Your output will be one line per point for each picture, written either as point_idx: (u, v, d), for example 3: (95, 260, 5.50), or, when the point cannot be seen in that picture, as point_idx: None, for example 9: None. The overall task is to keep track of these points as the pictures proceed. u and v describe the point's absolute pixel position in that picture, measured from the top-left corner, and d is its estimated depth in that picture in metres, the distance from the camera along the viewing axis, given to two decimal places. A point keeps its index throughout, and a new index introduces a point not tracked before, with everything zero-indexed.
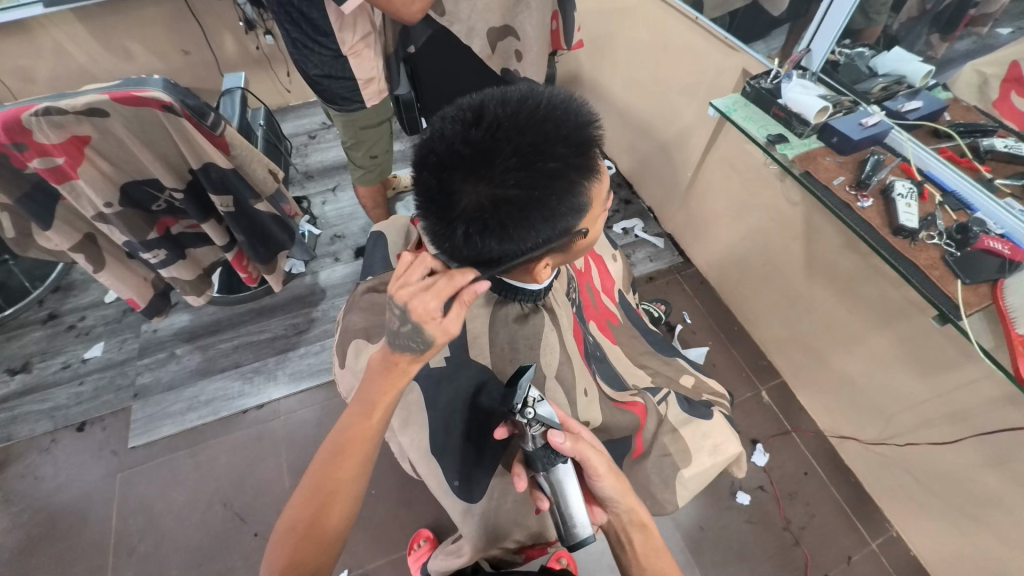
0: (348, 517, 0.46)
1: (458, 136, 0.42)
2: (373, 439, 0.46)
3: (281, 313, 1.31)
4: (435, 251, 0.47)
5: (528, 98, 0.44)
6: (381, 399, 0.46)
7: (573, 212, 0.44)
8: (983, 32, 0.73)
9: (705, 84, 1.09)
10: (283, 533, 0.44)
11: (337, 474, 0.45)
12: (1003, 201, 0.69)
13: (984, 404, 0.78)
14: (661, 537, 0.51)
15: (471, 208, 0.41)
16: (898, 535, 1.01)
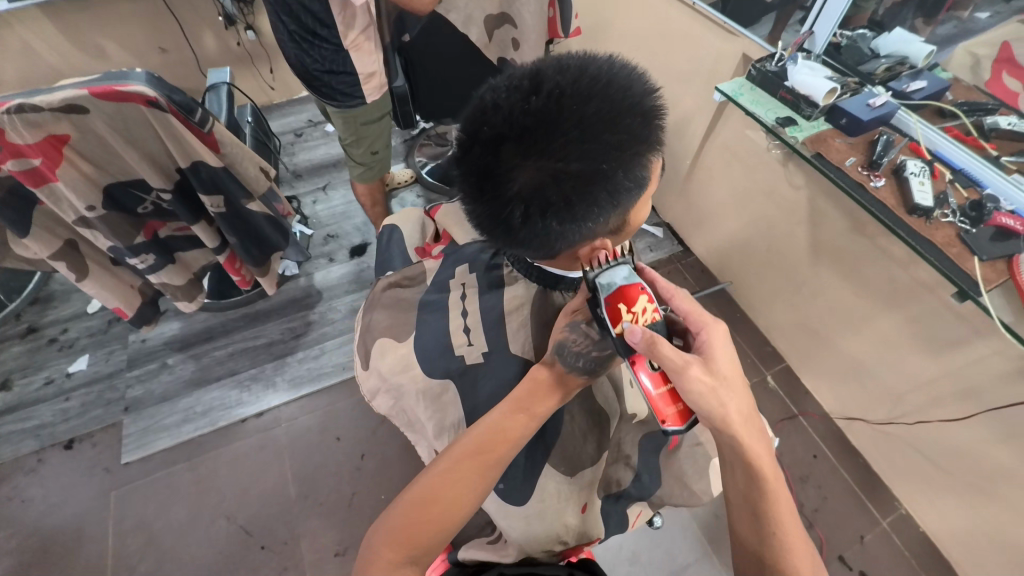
0: (466, 511, 0.47)
1: (516, 108, 0.40)
2: (515, 443, 0.49)
3: (277, 317, 1.27)
4: (485, 234, 0.45)
5: (585, 67, 0.42)
6: (529, 408, 0.50)
7: (635, 186, 0.42)
8: (964, 17, 0.71)
9: (704, 71, 1.08)
10: (408, 506, 0.46)
11: (473, 464, 0.47)
12: (1012, 176, 0.68)
13: (995, 379, 0.79)
14: (776, 490, 0.45)
15: (532, 185, 0.39)
16: (908, 514, 1.02)
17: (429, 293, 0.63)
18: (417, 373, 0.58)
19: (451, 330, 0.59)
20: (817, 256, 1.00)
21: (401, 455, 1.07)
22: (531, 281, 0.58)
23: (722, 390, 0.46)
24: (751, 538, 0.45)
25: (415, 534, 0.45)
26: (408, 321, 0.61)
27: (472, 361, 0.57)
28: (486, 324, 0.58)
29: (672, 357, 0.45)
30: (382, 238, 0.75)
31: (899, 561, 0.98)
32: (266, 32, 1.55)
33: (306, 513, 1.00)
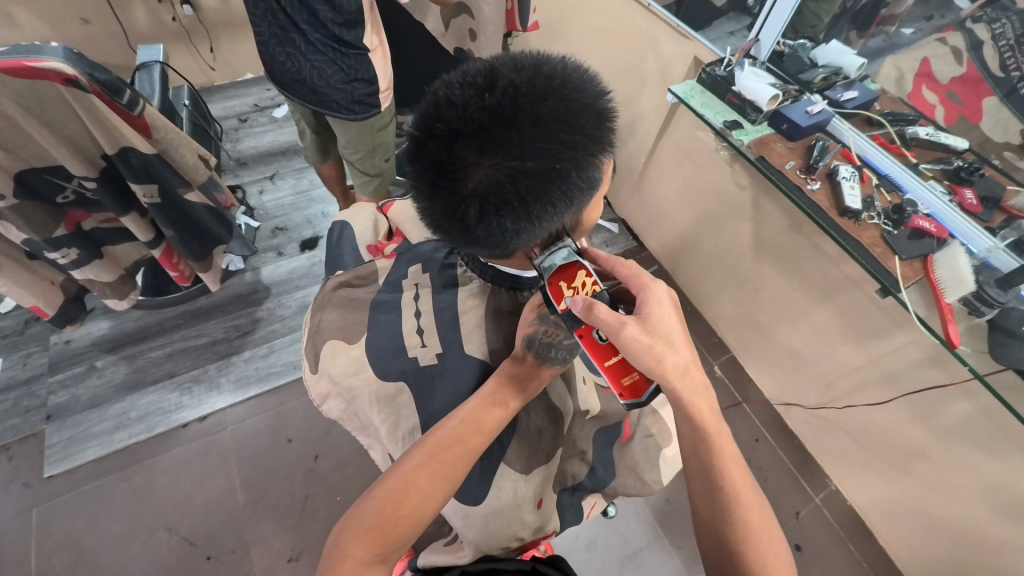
0: (436, 508, 0.47)
1: (471, 103, 0.39)
2: (486, 439, 0.49)
3: (220, 315, 1.19)
4: (441, 231, 0.44)
5: (541, 66, 0.42)
6: (498, 404, 0.51)
7: (590, 186, 0.42)
8: (891, 31, 0.76)
9: (658, 71, 1.11)
10: (377, 503, 0.46)
11: (443, 460, 0.47)
12: (928, 182, 0.74)
13: (910, 366, 0.86)
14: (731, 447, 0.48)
15: (487, 183, 0.39)
16: (837, 490, 1.11)
17: (384, 293, 0.62)
18: (370, 375, 0.56)
19: (405, 331, 0.58)
20: (759, 253, 1.06)
21: (357, 455, 1.04)
22: (486, 279, 0.59)
23: (663, 345, 0.46)
24: (703, 492, 0.47)
25: (384, 531, 0.45)
26: (361, 322, 0.60)
27: (427, 363, 0.56)
28: (442, 323, 0.57)
29: (607, 319, 0.44)
30: (334, 234, 0.73)
31: (829, 533, 1.06)
32: (204, 8, 1.44)
33: (256, 519, 0.96)
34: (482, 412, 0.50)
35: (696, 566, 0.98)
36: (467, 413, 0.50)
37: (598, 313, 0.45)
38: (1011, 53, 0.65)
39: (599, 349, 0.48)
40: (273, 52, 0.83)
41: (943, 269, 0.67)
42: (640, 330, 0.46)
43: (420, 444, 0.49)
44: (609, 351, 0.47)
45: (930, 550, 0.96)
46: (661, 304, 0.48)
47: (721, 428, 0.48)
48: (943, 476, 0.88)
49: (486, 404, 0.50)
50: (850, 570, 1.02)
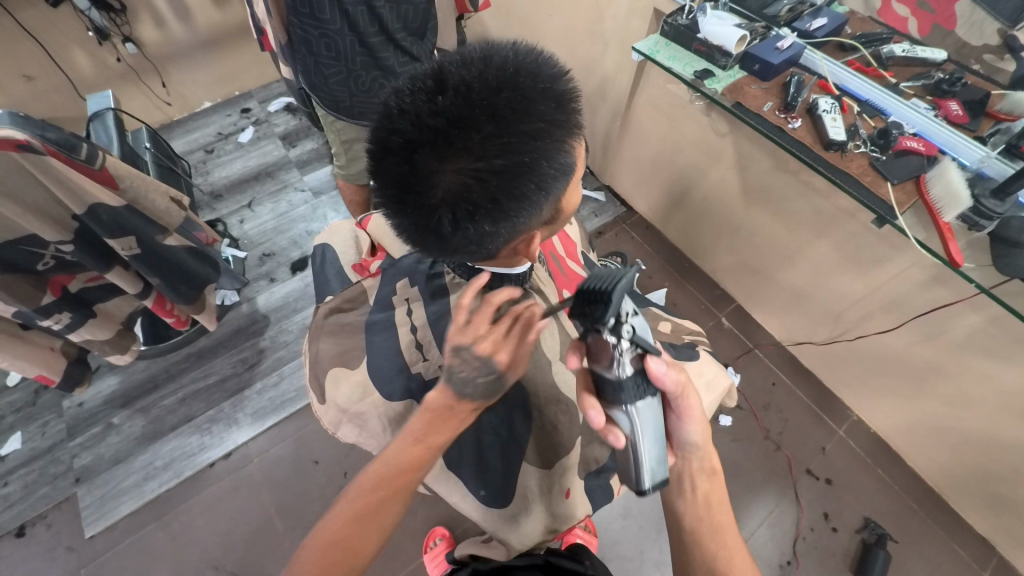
0: (385, 534, 0.44)
1: (423, 111, 0.38)
2: (428, 464, 0.45)
3: (224, 351, 1.19)
4: (419, 245, 0.43)
5: (489, 56, 0.40)
6: (440, 426, 0.45)
7: (563, 173, 0.41)
8: None
9: (618, 31, 1.07)
10: (320, 551, 0.42)
11: (388, 496, 0.43)
12: (910, 101, 0.73)
13: (914, 289, 0.86)
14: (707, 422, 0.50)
15: (455, 189, 0.38)
16: (859, 419, 1.12)
17: (374, 313, 0.61)
18: (375, 398, 0.58)
19: (401, 347, 0.58)
20: (749, 199, 1.05)
21: None
22: (475, 282, 0.57)
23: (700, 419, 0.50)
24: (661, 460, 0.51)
25: (330, 575, 0.42)
26: (356, 346, 0.60)
27: (430, 376, 0.57)
28: (437, 333, 0.57)
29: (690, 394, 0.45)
30: (318, 258, 0.72)
31: (856, 462, 1.08)
32: (146, 42, 1.39)
33: (297, 544, 0.97)
34: (425, 438, 0.44)
35: None
36: (407, 442, 0.44)
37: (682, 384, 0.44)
38: None
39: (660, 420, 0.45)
40: (357, 84, 0.86)
41: (936, 187, 0.66)
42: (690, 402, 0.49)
43: (359, 483, 0.43)
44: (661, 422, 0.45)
45: (957, 464, 0.97)
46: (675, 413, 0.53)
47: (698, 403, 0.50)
48: (962, 390, 0.88)
49: (426, 429, 0.44)
50: (881, 494, 1.04)
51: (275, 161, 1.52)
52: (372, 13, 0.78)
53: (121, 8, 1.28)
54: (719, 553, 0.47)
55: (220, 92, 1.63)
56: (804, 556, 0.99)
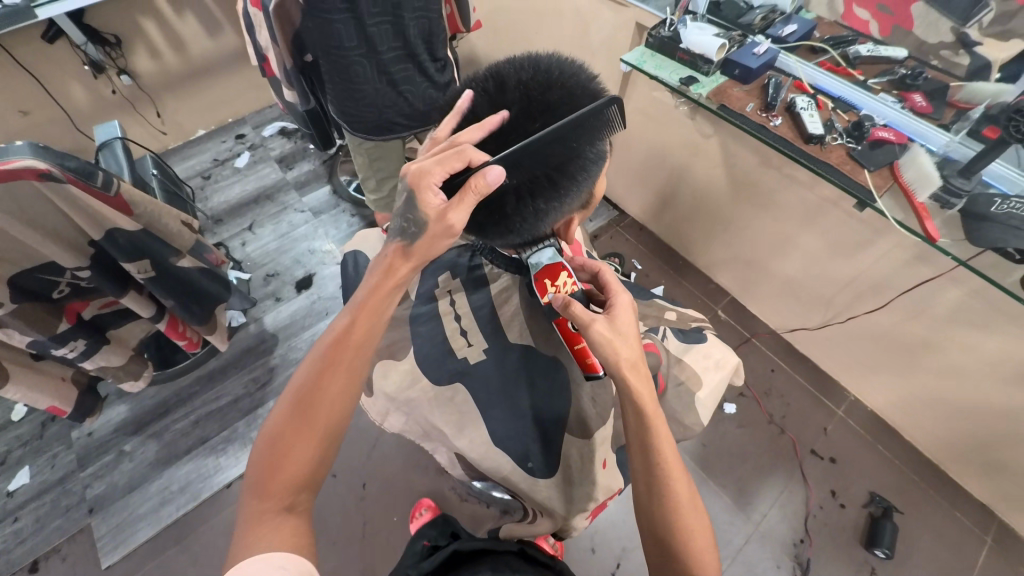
0: (352, 397, 0.51)
1: (489, 108, 0.48)
2: (376, 321, 0.52)
3: (235, 372, 1.20)
4: (481, 226, 0.50)
5: (536, 59, 0.50)
6: (389, 281, 0.52)
7: (602, 160, 0.48)
8: None
9: (604, 45, 1.14)
10: (287, 410, 0.48)
11: (343, 355, 0.50)
12: (879, 96, 0.79)
13: (897, 268, 0.92)
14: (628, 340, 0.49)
15: (518, 174, 0.45)
16: (857, 399, 1.18)
17: (419, 305, 0.66)
18: (425, 385, 0.62)
19: (448, 334, 0.63)
20: (738, 195, 1.11)
21: (402, 473, 1.07)
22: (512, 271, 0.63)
23: (620, 341, 0.49)
24: (634, 431, 0.49)
25: (298, 435, 0.47)
26: (404, 336, 0.65)
27: (473, 359, 0.62)
28: (480, 322, 0.63)
29: (577, 314, 0.49)
30: (348, 263, 0.75)
31: (857, 439, 1.13)
32: (141, 73, 1.42)
33: (321, 556, 0.97)
34: (370, 296, 0.52)
35: (743, 499, 1.05)
36: (352, 305, 0.52)
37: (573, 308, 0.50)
38: None
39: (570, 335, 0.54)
40: (382, 102, 0.90)
41: (908, 170, 0.73)
42: (608, 326, 0.49)
43: (314, 350, 0.51)
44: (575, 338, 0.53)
45: (951, 433, 1.02)
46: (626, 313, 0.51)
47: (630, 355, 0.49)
48: (950, 361, 0.94)
49: (370, 288, 0.52)
50: (884, 468, 1.09)
51: (273, 184, 1.55)
52: (398, 32, 0.82)
53: (116, 42, 1.31)
54: (668, 518, 0.48)
55: (214, 119, 1.66)
56: (817, 534, 1.02)
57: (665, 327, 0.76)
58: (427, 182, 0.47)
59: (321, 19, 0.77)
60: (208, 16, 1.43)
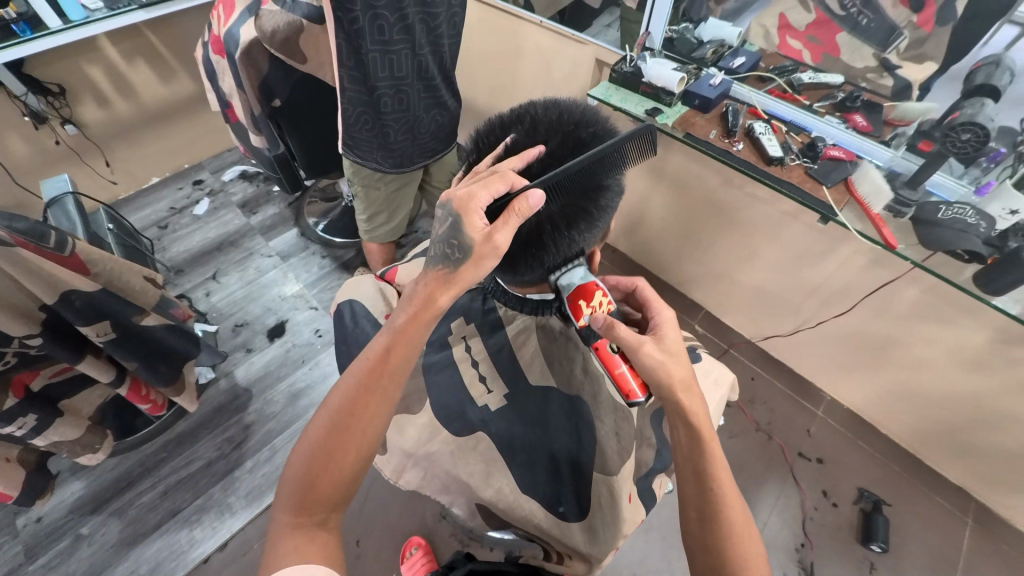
0: (385, 424, 0.49)
1: (522, 143, 0.52)
2: (413, 347, 0.50)
3: (207, 434, 1.12)
4: (516, 259, 0.52)
5: (556, 104, 0.56)
6: (429, 310, 0.50)
7: (619, 193, 0.54)
8: None
9: (566, 79, 1.19)
10: (320, 439, 0.47)
11: (379, 383, 0.48)
12: (825, 118, 0.85)
13: (859, 274, 0.98)
14: (686, 364, 0.51)
15: (555, 205, 0.49)
16: (833, 398, 1.23)
17: (432, 354, 0.67)
18: (445, 436, 0.62)
19: (467, 382, 0.64)
20: (704, 214, 1.16)
21: (398, 524, 1.01)
22: (526, 313, 0.64)
23: (672, 362, 0.50)
24: (688, 453, 0.50)
25: (331, 460, 0.46)
26: (419, 387, 0.65)
27: (497, 406, 0.62)
28: (500, 365, 0.64)
29: (627, 337, 0.50)
30: (344, 314, 0.73)
31: (840, 438, 1.17)
32: (88, 123, 1.35)
33: None
34: (408, 323, 0.49)
35: None
36: (390, 329, 0.50)
37: (617, 331, 0.50)
38: None
39: (614, 359, 0.51)
40: (418, 129, 0.90)
41: (862, 185, 0.77)
42: (657, 348, 0.50)
43: (349, 374, 0.49)
44: (622, 362, 0.51)
45: (923, 422, 1.08)
46: (672, 328, 0.54)
47: (686, 377, 0.50)
48: (915, 355, 1.00)
49: (409, 312, 0.50)
50: (867, 463, 1.14)
51: (236, 229, 1.49)
52: (436, 59, 0.83)
53: (60, 91, 1.24)
54: (726, 546, 0.47)
55: (169, 166, 1.60)
56: (816, 536, 1.04)
57: None
58: (473, 207, 0.47)
59: (375, 52, 0.74)
60: (161, 62, 1.39)
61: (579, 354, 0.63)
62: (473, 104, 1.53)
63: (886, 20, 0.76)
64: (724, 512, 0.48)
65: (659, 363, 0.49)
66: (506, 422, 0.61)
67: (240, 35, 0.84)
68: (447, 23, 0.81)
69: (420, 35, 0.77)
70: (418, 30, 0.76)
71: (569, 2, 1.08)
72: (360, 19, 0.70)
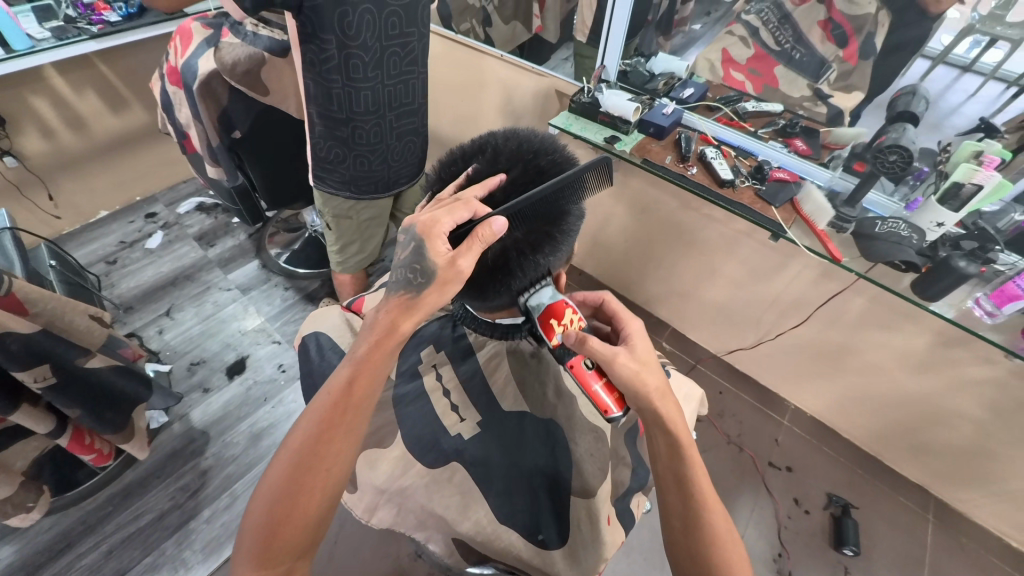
0: (351, 460, 0.47)
1: (484, 172, 0.54)
2: (377, 379, 0.49)
3: (158, 483, 1.04)
4: (483, 287, 0.53)
5: (517, 134, 0.57)
6: (392, 338, 0.50)
7: (581, 217, 0.55)
8: (686, 29, 0.96)
9: (528, 109, 1.23)
10: (282, 484, 0.44)
11: (343, 417, 0.46)
12: (770, 143, 0.91)
13: (810, 287, 1.04)
14: (659, 373, 0.51)
15: (518, 231, 0.50)
16: (797, 407, 1.28)
17: (402, 385, 0.65)
18: (419, 469, 0.60)
19: (440, 412, 0.62)
20: (664, 235, 1.21)
21: (371, 566, 0.95)
22: (497, 338, 0.64)
23: (644, 370, 0.51)
24: (669, 462, 0.51)
25: (295, 505, 0.44)
26: (390, 420, 0.63)
27: (470, 435, 0.61)
28: (473, 394, 0.64)
29: (600, 349, 0.50)
30: (309, 348, 0.71)
31: (806, 445, 1.21)
32: (29, 156, 1.28)
33: None
34: (370, 353, 0.48)
35: None
36: (352, 359, 0.48)
37: (589, 345, 0.50)
38: (779, 31, 0.87)
39: (589, 375, 0.51)
40: (391, 156, 0.91)
41: (807, 204, 0.82)
42: (630, 357, 0.51)
43: (309, 411, 0.47)
44: (597, 376, 0.51)
45: (880, 424, 1.13)
46: (641, 336, 0.55)
47: (661, 385, 0.51)
48: (867, 361, 1.06)
49: (371, 341, 0.49)
50: (833, 468, 1.18)
51: (192, 263, 1.43)
52: (408, 87, 0.84)
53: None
54: (712, 550, 0.48)
55: (119, 200, 1.53)
56: (792, 544, 1.06)
57: None
58: (438, 232, 0.48)
59: (348, 90, 0.75)
60: (113, 93, 1.35)
61: (552, 372, 0.64)
62: (436, 133, 1.56)
63: (817, 54, 0.85)
64: (708, 517, 0.49)
65: (632, 374, 0.50)
66: (482, 450, 0.60)
67: (198, 67, 0.83)
68: (418, 51, 0.81)
69: (392, 65, 0.78)
70: (388, 61, 0.77)
71: (528, 38, 1.16)
72: (334, 56, 0.70)
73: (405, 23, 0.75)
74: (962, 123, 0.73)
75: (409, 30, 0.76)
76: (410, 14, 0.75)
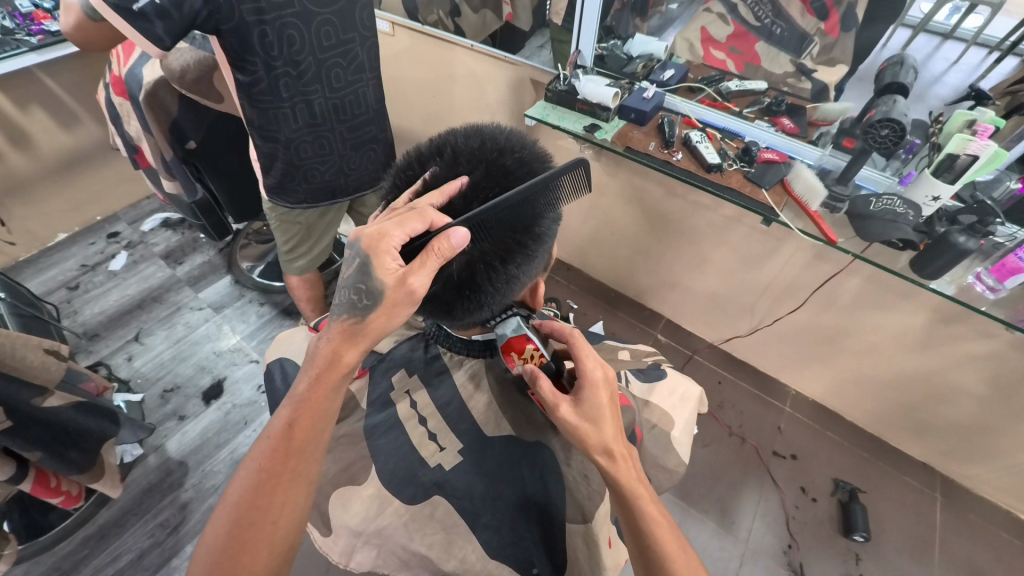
0: (304, 504, 0.43)
1: (444, 176, 0.49)
2: (322, 417, 0.45)
3: (135, 520, 0.98)
4: (450, 305, 0.48)
5: (483, 130, 0.52)
6: (335, 370, 0.46)
7: (557, 220, 0.50)
8: (663, 10, 0.90)
9: (504, 102, 1.18)
10: (224, 543, 0.40)
11: (285, 466, 0.42)
12: (755, 123, 0.86)
13: (801, 273, 1.01)
14: (599, 411, 0.46)
15: (483, 240, 0.45)
16: (797, 392, 1.25)
17: (375, 415, 0.60)
18: (398, 506, 0.56)
19: (417, 443, 0.57)
20: (652, 226, 1.17)
21: None
22: (473, 355, 0.59)
23: (586, 422, 0.46)
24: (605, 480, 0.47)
25: (240, 566, 0.39)
26: (363, 455, 0.58)
27: (451, 465, 0.56)
28: (450, 419, 0.58)
29: (545, 396, 0.47)
30: (275, 374, 0.66)
31: (809, 431, 1.19)
32: None
33: None
34: (311, 389, 0.45)
35: (729, 520, 1.05)
36: (293, 399, 0.45)
37: (540, 386, 0.48)
38: (758, 7, 0.84)
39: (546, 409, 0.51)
40: (348, 167, 0.85)
41: (797, 184, 0.78)
42: (573, 408, 0.46)
43: (247, 462, 0.43)
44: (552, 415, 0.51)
45: (882, 406, 1.11)
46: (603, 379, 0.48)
47: (590, 416, 0.47)
48: (864, 343, 1.04)
49: (311, 377, 0.45)
50: (836, 453, 1.15)
51: (160, 283, 1.35)
52: (360, 96, 0.78)
53: None
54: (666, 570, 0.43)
55: (79, 220, 1.45)
56: (800, 535, 1.03)
57: (625, 371, 0.75)
58: (387, 246, 0.44)
59: (287, 107, 0.70)
60: (61, 108, 1.26)
61: None
62: (411, 131, 1.49)
63: (797, 29, 0.83)
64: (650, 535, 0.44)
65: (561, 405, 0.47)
66: (466, 479, 0.55)
67: (143, 75, 0.76)
68: (365, 57, 0.75)
69: (334, 77, 0.72)
70: (329, 72, 0.71)
71: (500, 27, 1.11)
72: (262, 78, 0.66)
73: (341, 30, 0.69)
74: (947, 92, 0.71)
75: (345, 37, 0.70)
76: (346, 19, 0.69)
